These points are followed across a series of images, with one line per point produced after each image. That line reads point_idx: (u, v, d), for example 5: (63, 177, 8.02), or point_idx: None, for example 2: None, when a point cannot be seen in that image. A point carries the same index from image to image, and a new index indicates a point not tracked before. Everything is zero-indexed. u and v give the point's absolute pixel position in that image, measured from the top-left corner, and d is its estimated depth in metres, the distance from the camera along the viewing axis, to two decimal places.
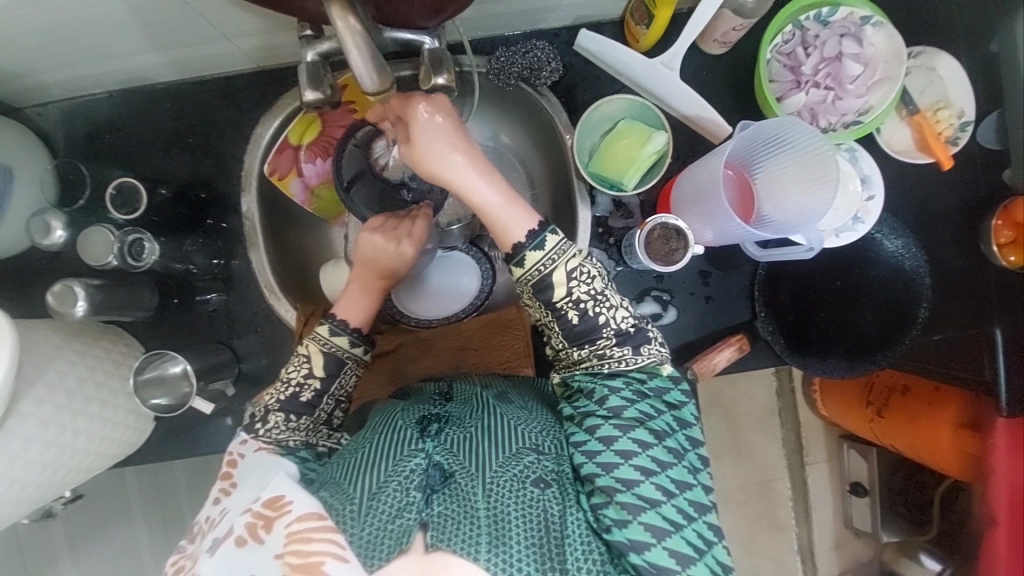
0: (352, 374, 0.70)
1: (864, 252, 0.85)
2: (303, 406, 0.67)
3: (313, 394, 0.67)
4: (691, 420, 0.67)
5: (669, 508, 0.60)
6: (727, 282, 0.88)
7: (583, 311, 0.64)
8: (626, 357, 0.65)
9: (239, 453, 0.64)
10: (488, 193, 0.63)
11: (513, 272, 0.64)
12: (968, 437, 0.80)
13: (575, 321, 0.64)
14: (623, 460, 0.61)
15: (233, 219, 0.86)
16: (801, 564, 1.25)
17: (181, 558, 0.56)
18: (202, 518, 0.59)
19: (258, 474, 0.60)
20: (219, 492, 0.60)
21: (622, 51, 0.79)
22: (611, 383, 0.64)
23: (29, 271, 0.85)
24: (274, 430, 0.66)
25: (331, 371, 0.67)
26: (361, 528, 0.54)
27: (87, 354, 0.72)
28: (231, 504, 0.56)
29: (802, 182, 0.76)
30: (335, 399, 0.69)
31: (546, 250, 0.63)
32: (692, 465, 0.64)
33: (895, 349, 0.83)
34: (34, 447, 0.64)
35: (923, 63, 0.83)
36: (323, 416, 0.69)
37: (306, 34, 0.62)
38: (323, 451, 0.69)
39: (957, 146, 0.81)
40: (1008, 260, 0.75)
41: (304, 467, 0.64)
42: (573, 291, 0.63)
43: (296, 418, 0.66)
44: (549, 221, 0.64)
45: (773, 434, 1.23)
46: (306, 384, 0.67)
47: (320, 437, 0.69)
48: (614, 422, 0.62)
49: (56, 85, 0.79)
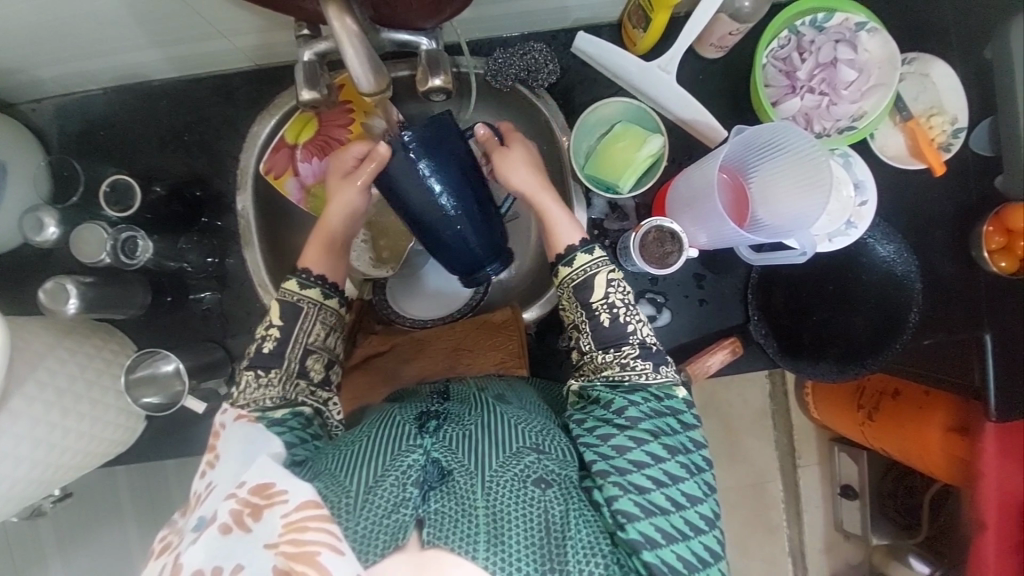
0: (314, 321, 0.70)
1: (857, 255, 0.85)
2: (269, 359, 0.67)
3: (275, 344, 0.68)
4: (704, 440, 0.66)
5: (678, 518, 0.60)
6: (721, 285, 0.88)
7: (614, 316, 0.68)
8: (647, 371, 0.67)
9: (223, 423, 0.61)
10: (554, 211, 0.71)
11: (559, 271, 0.71)
12: (957, 440, 0.81)
13: (605, 324, 0.68)
14: (635, 468, 0.61)
15: (227, 218, 0.86)
16: (791, 565, 1.26)
17: (171, 533, 0.54)
18: (192, 491, 0.56)
19: (246, 449, 0.57)
20: (204, 466, 0.57)
21: (618, 55, 0.79)
22: (631, 396, 0.65)
23: (20, 267, 0.84)
24: (248, 391, 0.66)
25: (287, 318, 0.68)
26: (357, 522, 0.53)
27: (78, 351, 0.71)
28: (218, 478, 0.54)
29: (796, 187, 0.76)
30: (305, 349, 0.69)
31: (593, 257, 0.70)
32: (707, 482, 0.64)
33: (884, 352, 0.83)
34: (26, 444, 0.63)
35: (917, 69, 0.83)
36: (297, 367, 0.68)
37: (303, 33, 0.62)
38: (308, 411, 0.67)
39: (950, 152, 0.82)
40: (998, 265, 0.76)
41: (295, 437, 0.63)
42: (609, 295, 0.68)
43: (265, 373, 0.67)
44: (590, 240, 0.71)
45: (765, 436, 1.24)
46: (267, 335, 0.68)
47: (300, 393, 0.68)
48: (628, 433, 0.63)
49: (49, 81, 0.78)
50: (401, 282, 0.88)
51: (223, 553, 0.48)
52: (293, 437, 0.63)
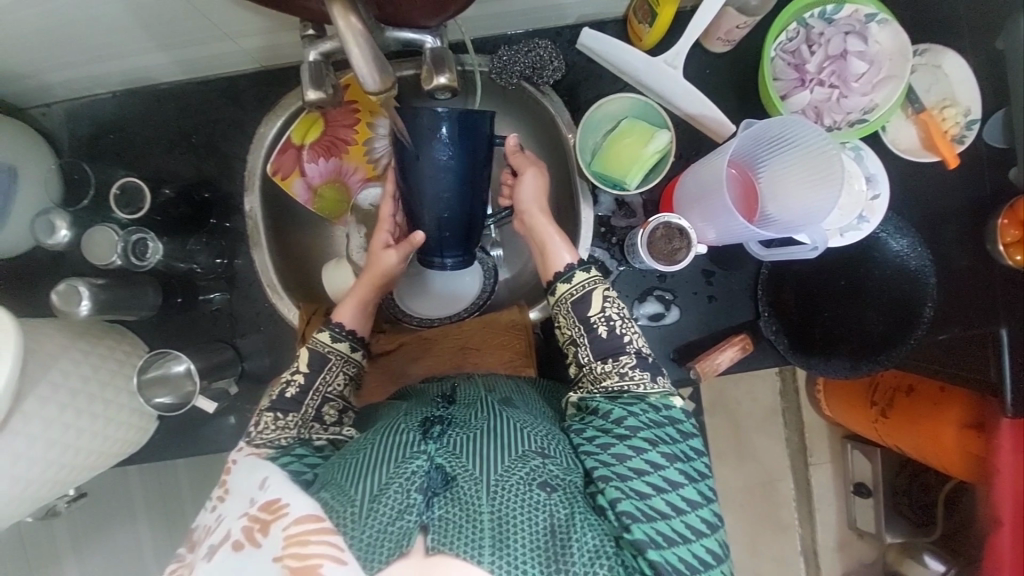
0: (337, 372, 0.72)
1: (869, 250, 0.84)
2: (290, 403, 0.69)
3: (297, 391, 0.69)
4: (703, 447, 0.67)
5: (679, 522, 0.60)
6: (730, 281, 0.88)
7: (612, 328, 0.70)
8: (645, 381, 0.68)
9: (236, 459, 0.62)
10: (554, 241, 0.74)
11: (557, 288, 0.72)
12: (973, 437, 0.80)
13: (603, 336, 0.70)
14: (636, 475, 0.61)
15: (236, 219, 0.86)
16: (804, 563, 1.25)
17: (182, 566, 0.55)
18: (200, 524, 0.57)
19: (253, 478, 0.57)
20: (214, 500, 0.58)
21: (624, 50, 0.78)
22: (630, 406, 0.66)
23: (33, 270, 0.85)
24: (264, 431, 0.67)
25: (314, 367, 0.71)
26: (362, 530, 0.52)
27: (90, 353, 0.72)
28: (227, 509, 0.55)
29: (805, 182, 0.75)
30: (324, 398, 0.71)
31: (589, 275, 0.72)
32: (709, 489, 0.64)
33: (900, 349, 0.81)
34: (40, 444, 0.64)
35: (929, 61, 0.82)
36: (312, 413, 0.69)
37: (308, 33, 0.62)
38: (322, 445, 0.67)
39: (963, 145, 0.81)
40: (1013, 259, 0.73)
41: (301, 464, 0.63)
42: (606, 310, 0.70)
43: (284, 416, 0.68)
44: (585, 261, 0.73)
45: (776, 433, 1.23)
46: (292, 379, 0.70)
47: (314, 432, 0.68)
48: (628, 442, 0.63)
49: (60, 85, 0.79)
50: (410, 282, 0.86)
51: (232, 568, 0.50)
52: (300, 464, 0.62)
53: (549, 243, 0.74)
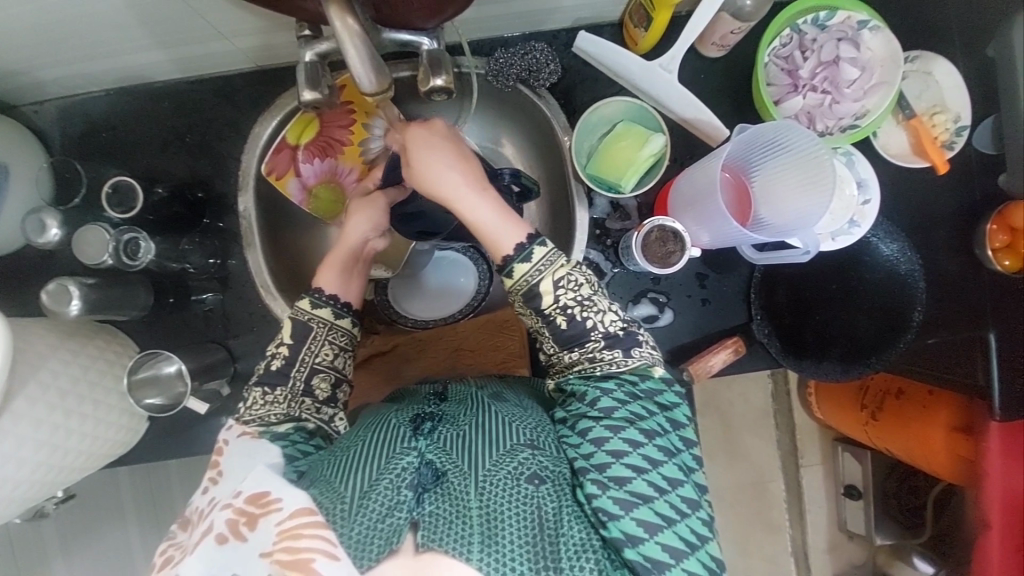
0: (322, 341, 0.69)
1: (859, 255, 0.85)
2: (276, 377, 0.67)
3: (282, 363, 0.67)
4: (683, 421, 0.67)
5: (661, 504, 0.60)
6: (724, 284, 0.88)
7: (570, 317, 0.65)
8: (617, 359, 0.66)
9: (225, 440, 0.62)
10: (483, 214, 0.66)
11: (504, 281, 0.67)
12: (960, 440, 0.81)
13: (563, 327, 0.66)
14: (615, 459, 0.61)
15: (229, 218, 0.86)
16: (794, 564, 1.26)
17: (171, 547, 0.55)
18: (192, 506, 0.57)
19: (245, 464, 0.58)
20: (206, 481, 0.58)
21: (620, 53, 0.78)
22: (603, 385, 0.65)
23: (22, 269, 0.84)
24: (254, 408, 0.66)
25: (297, 338, 0.68)
26: (351, 528, 0.52)
27: (80, 353, 0.71)
28: (218, 494, 0.55)
29: (798, 187, 0.76)
30: (311, 369, 0.68)
31: (533, 262, 0.65)
32: (686, 464, 0.64)
33: (889, 352, 0.83)
34: (29, 445, 0.64)
35: (919, 67, 0.83)
36: (302, 386, 0.67)
37: (304, 33, 0.61)
38: (313, 429, 0.66)
39: (953, 151, 0.82)
40: (1002, 264, 0.75)
41: (294, 450, 0.62)
42: (560, 298, 0.65)
43: (272, 391, 0.66)
44: (540, 233, 0.66)
45: (767, 435, 1.24)
46: (276, 353, 0.67)
47: (306, 411, 0.66)
48: (605, 423, 0.62)
49: (51, 83, 0.78)
50: (403, 283, 0.88)
51: (220, 566, 0.49)
52: (293, 449, 0.62)
53: (481, 222, 0.66)
